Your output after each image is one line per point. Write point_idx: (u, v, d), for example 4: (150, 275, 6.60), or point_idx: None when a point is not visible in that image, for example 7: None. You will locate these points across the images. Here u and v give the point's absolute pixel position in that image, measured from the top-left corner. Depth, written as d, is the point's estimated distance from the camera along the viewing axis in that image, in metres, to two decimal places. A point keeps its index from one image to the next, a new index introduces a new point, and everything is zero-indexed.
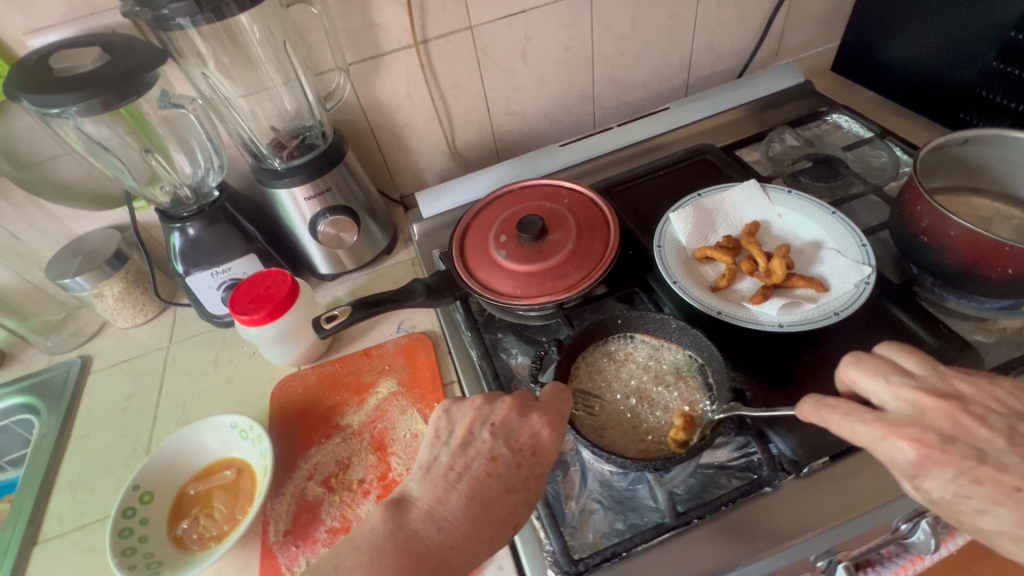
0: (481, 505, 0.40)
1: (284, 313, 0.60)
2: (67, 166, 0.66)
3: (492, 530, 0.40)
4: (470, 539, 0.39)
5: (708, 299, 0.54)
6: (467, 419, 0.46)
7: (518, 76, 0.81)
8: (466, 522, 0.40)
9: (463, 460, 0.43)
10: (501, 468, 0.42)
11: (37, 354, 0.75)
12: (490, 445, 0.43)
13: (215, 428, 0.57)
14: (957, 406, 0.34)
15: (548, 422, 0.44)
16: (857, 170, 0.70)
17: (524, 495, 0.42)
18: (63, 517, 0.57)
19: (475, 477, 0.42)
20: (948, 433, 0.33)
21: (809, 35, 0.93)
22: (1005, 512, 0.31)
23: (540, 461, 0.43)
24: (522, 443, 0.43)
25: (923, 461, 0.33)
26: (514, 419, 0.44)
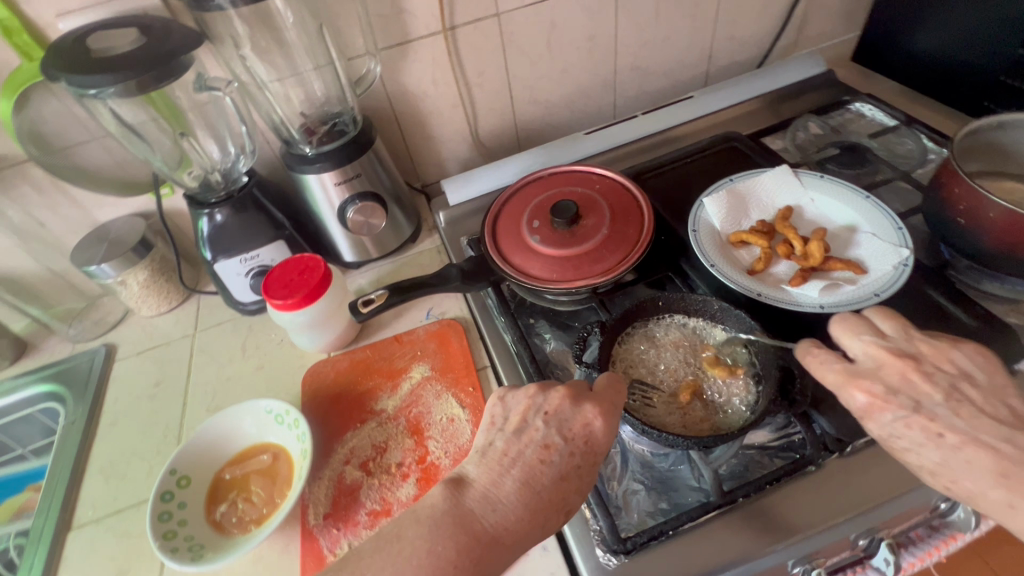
0: (539, 492, 0.39)
1: (318, 297, 0.60)
2: (95, 151, 0.66)
3: (547, 516, 0.39)
4: (525, 524, 0.38)
5: (746, 282, 0.54)
6: (521, 406, 0.44)
7: (543, 64, 0.81)
8: (521, 508, 0.39)
9: (517, 446, 0.41)
10: (554, 456, 0.41)
11: (60, 342, 0.75)
12: (544, 433, 0.41)
13: (252, 412, 0.57)
14: (911, 366, 0.40)
15: (602, 412, 0.42)
16: (883, 157, 0.71)
17: (576, 484, 0.41)
18: (96, 502, 0.57)
19: (529, 463, 0.40)
20: (893, 387, 0.39)
21: (829, 25, 0.93)
22: (929, 450, 0.37)
23: (594, 451, 0.41)
24: (575, 432, 0.42)
25: (870, 406, 0.39)
26: (568, 407, 0.43)
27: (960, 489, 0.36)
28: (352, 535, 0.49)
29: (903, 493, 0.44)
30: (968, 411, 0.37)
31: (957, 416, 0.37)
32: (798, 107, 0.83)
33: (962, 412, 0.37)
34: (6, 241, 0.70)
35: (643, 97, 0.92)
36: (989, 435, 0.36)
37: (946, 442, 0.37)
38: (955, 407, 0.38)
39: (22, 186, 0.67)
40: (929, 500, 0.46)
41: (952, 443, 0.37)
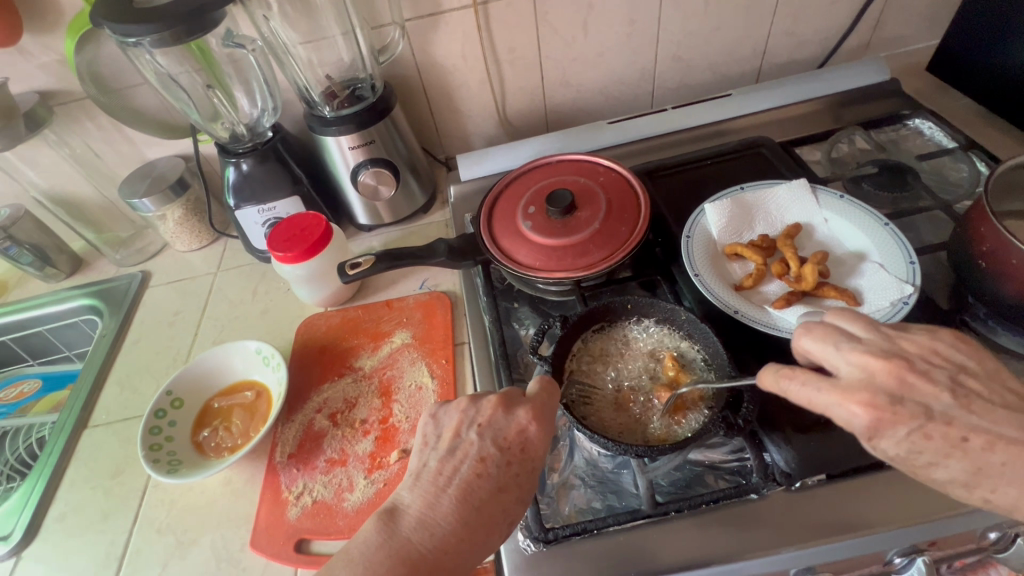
0: (477, 506, 0.38)
1: (317, 254, 0.63)
2: (144, 95, 0.71)
3: (487, 532, 0.38)
4: (463, 543, 0.37)
5: (729, 296, 0.52)
6: (453, 423, 0.42)
7: (577, 47, 0.78)
8: (459, 528, 0.37)
9: (452, 464, 0.40)
10: (491, 468, 0.40)
11: (106, 264, 0.83)
12: (478, 446, 0.40)
13: (243, 352, 0.62)
14: (901, 365, 0.34)
15: (536, 416, 0.41)
16: (929, 183, 0.64)
17: (516, 494, 0.40)
18: (110, 409, 0.65)
19: (465, 480, 0.39)
20: (896, 394, 0.33)
21: (907, 29, 0.84)
22: (953, 463, 0.32)
23: (530, 458, 0.41)
24: (511, 441, 0.41)
25: (876, 425, 0.33)
26: (501, 416, 0.42)
27: (1000, 497, 0.33)
28: (308, 476, 0.53)
29: (850, 537, 0.42)
30: (980, 406, 0.33)
31: (970, 412, 0.33)
32: (851, 117, 0.76)
33: (973, 407, 0.33)
34: (69, 168, 0.79)
35: (684, 90, 0.87)
36: (1007, 427, 0.32)
37: (971, 447, 0.32)
38: (966, 404, 0.33)
39: (84, 120, 0.74)
40: (883, 552, 0.43)
41: (973, 448, 0.32)
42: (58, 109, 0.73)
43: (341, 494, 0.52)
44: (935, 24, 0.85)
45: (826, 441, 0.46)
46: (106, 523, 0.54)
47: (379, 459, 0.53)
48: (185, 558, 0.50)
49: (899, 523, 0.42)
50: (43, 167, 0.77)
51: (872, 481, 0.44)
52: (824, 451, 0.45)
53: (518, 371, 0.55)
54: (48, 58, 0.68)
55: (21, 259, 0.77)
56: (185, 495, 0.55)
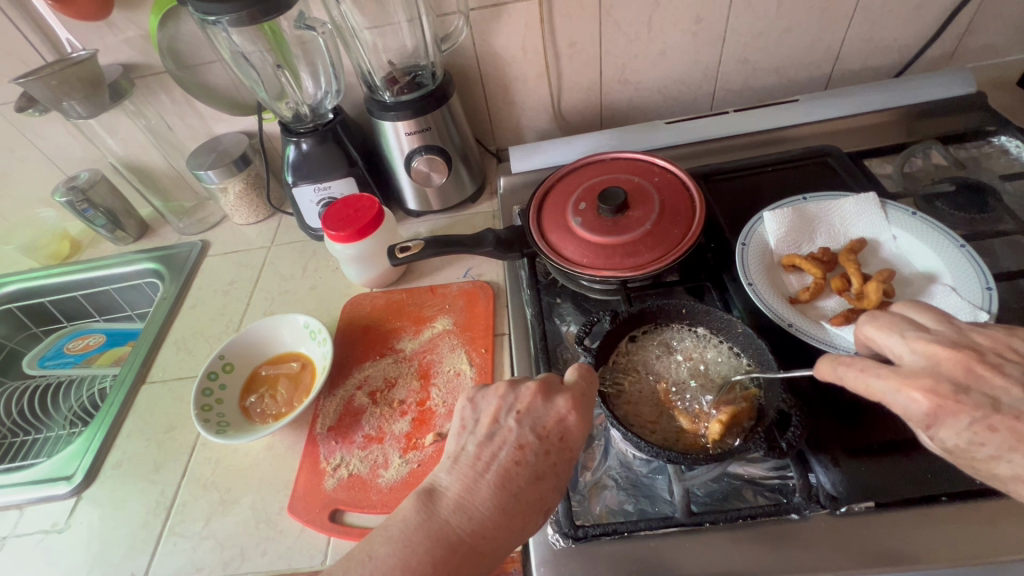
0: (516, 494, 0.38)
1: (368, 235, 0.65)
2: (216, 72, 0.74)
3: (524, 517, 0.38)
4: (501, 527, 0.37)
5: (783, 309, 0.50)
6: (491, 408, 0.43)
7: (639, 44, 0.77)
8: (496, 512, 0.37)
9: (490, 449, 0.40)
10: (530, 456, 0.40)
11: (170, 232, 0.88)
12: (518, 433, 0.40)
13: (291, 324, 0.65)
14: (972, 357, 0.32)
15: (575, 406, 0.41)
16: (1011, 205, 0.60)
17: (553, 481, 0.40)
18: (167, 368, 0.69)
19: (504, 466, 0.39)
20: (961, 383, 0.31)
21: (997, 39, 0.79)
22: (1019, 458, 0.29)
23: (569, 447, 0.41)
24: (548, 430, 0.41)
25: (936, 411, 0.31)
26: (541, 404, 0.42)
27: None
28: (346, 450, 0.55)
29: (899, 569, 0.40)
30: None
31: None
32: (927, 130, 0.72)
33: None
34: (143, 138, 0.83)
35: (747, 93, 0.84)
36: None
37: None
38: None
39: (161, 93, 0.79)
40: None
41: None
42: (138, 82, 0.77)
43: (376, 470, 0.53)
44: None
45: (880, 467, 0.44)
46: (157, 473, 0.58)
47: (415, 440, 0.55)
48: (228, 514, 0.53)
49: (955, 562, 0.40)
50: (119, 135, 0.82)
51: (926, 512, 0.42)
52: (874, 477, 0.43)
53: (558, 367, 0.55)
54: (132, 32, 0.71)
55: (95, 222, 0.82)
56: (230, 455, 0.58)
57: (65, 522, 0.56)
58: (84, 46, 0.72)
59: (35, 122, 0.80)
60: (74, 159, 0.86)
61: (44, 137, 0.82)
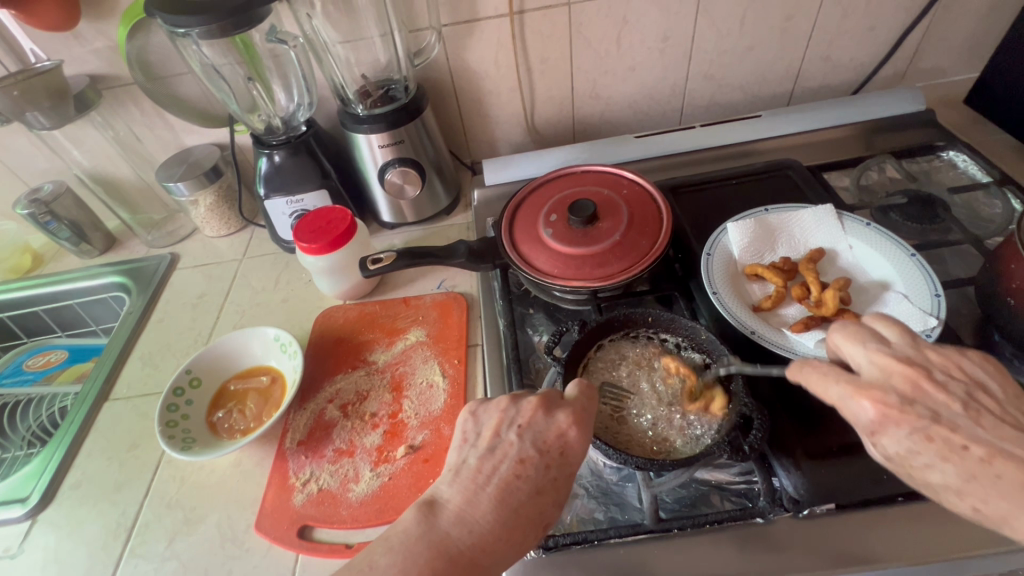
0: (515, 507, 0.38)
1: (340, 246, 0.65)
2: (187, 84, 0.74)
3: (525, 531, 0.37)
4: (499, 542, 0.36)
5: (746, 316, 0.52)
6: (494, 422, 0.42)
7: (609, 60, 0.79)
8: (497, 525, 0.37)
9: (491, 463, 0.39)
10: (530, 469, 0.39)
11: (138, 245, 0.86)
12: (519, 447, 0.40)
13: (261, 337, 0.64)
14: (921, 373, 0.34)
15: (576, 421, 0.41)
16: (960, 216, 0.63)
17: (553, 496, 0.39)
18: (132, 384, 0.67)
19: (504, 480, 0.38)
20: (908, 396, 0.34)
21: (945, 60, 0.83)
22: (950, 468, 0.31)
23: (569, 463, 0.40)
24: (549, 443, 0.40)
25: (881, 420, 0.33)
26: (541, 419, 0.41)
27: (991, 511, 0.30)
28: (316, 464, 0.54)
29: (858, 570, 0.41)
30: (989, 420, 0.32)
31: (981, 427, 0.32)
32: (882, 145, 0.75)
33: (982, 421, 0.32)
34: (111, 149, 0.82)
35: (714, 108, 0.87)
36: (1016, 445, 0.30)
37: (971, 456, 0.31)
38: (977, 417, 0.32)
39: (130, 106, 0.78)
40: None
41: (975, 458, 0.31)
42: (105, 92, 0.76)
43: (347, 485, 0.52)
44: (975, 57, 0.84)
45: (841, 469, 0.45)
46: (119, 493, 0.56)
47: (386, 453, 0.54)
48: (192, 534, 0.51)
49: (914, 561, 0.41)
50: (85, 146, 0.80)
51: (883, 513, 0.43)
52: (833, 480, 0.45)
53: (529, 377, 0.56)
54: (100, 44, 0.71)
55: (59, 234, 0.80)
56: (196, 472, 0.56)
57: (18, 547, 0.53)
58: (49, 56, 0.71)
59: None
60: (38, 171, 0.84)
61: (5, 147, 0.80)
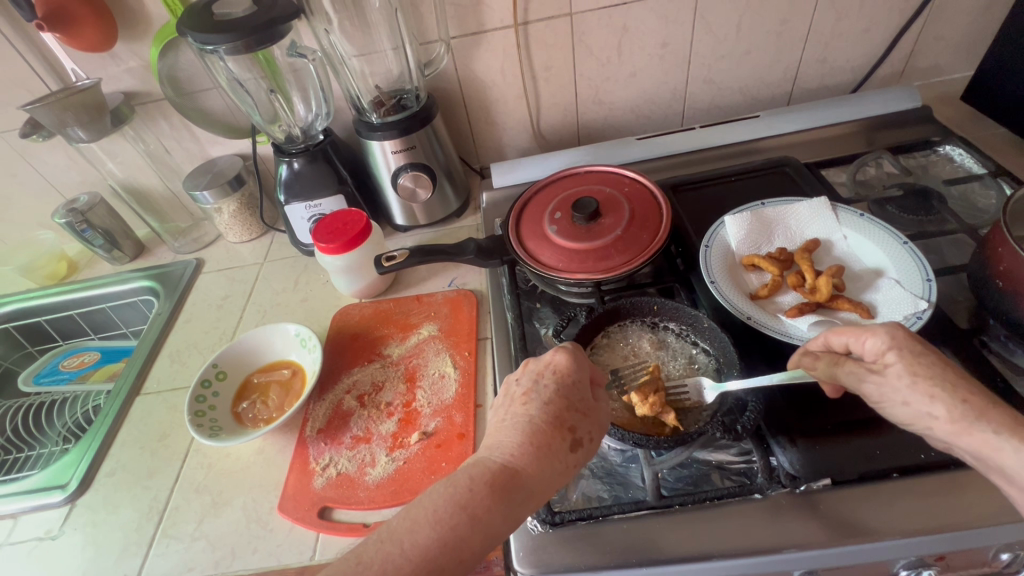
0: (532, 423, 0.41)
1: (356, 246, 0.68)
2: (213, 99, 0.79)
3: (550, 438, 0.40)
4: (527, 449, 0.39)
5: (743, 304, 0.54)
6: (500, 392, 0.47)
7: (611, 66, 0.82)
8: (522, 439, 0.40)
9: (505, 409, 0.44)
10: (535, 395, 0.43)
11: (165, 251, 0.91)
12: (519, 385, 0.44)
13: (282, 334, 0.67)
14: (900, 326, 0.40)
15: (559, 348, 0.46)
16: (955, 207, 0.65)
17: (566, 405, 0.42)
18: (162, 379, 0.71)
19: (516, 412, 0.42)
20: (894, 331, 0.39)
21: (941, 58, 0.85)
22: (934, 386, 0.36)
23: (567, 377, 0.44)
24: (542, 371, 0.45)
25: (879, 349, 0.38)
26: (533, 360, 0.46)
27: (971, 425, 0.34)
28: (334, 450, 0.57)
29: (856, 541, 0.42)
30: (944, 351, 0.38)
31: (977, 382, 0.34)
32: (879, 141, 0.77)
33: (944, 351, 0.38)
34: (142, 162, 0.87)
35: (714, 110, 0.89)
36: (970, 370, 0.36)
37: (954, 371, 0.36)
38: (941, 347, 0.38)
39: (160, 119, 0.83)
40: (890, 561, 0.43)
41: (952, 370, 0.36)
42: (138, 108, 0.81)
43: (364, 468, 0.55)
44: (970, 55, 0.86)
45: (831, 446, 0.47)
46: (150, 480, 0.59)
47: (401, 439, 0.57)
48: (220, 515, 0.55)
49: (907, 532, 0.42)
50: (118, 159, 0.86)
51: (880, 488, 0.44)
52: (830, 457, 0.46)
53: None
54: (134, 62, 0.76)
55: (93, 241, 0.85)
56: (223, 459, 0.60)
57: (59, 528, 0.57)
58: (88, 75, 0.77)
59: (38, 149, 0.84)
60: (74, 183, 0.89)
61: (44, 162, 0.86)
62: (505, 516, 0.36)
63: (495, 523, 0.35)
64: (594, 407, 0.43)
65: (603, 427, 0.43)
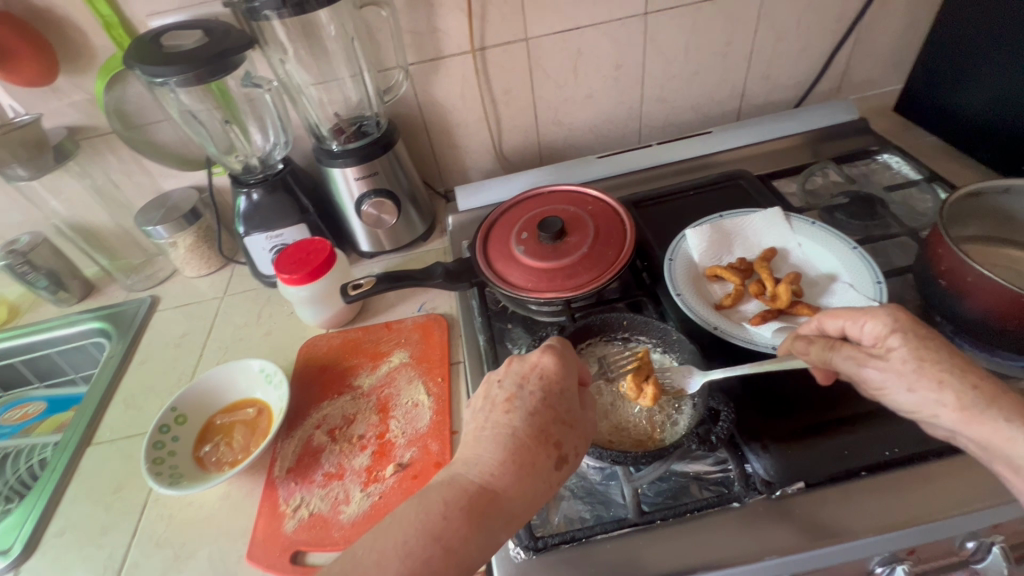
0: (514, 436, 0.40)
1: (320, 276, 0.67)
2: (164, 130, 0.77)
3: (534, 456, 0.39)
4: (507, 470, 0.38)
5: (709, 314, 0.56)
6: (480, 391, 0.45)
7: (568, 88, 0.84)
8: (503, 456, 0.39)
9: (485, 416, 0.42)
10: (519, 403, 0.42)
11: (117, 290, 0.87)
12: (502, 390, 0.43)
13: (246, 370, 0.65)
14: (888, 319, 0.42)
15: (547, 350, 0.44)
16: (897, 212, 0.69)
17: (551, 416, 0.41)
18: (114, 428, 0.66)
19: (498, 422, 0.41)
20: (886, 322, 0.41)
21: (872, 73, 0.92)
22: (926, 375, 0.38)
23: (553, 384, 0.43)
24: (527, 374, 0.43)
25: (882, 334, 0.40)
26: (517, 361, 0.45)
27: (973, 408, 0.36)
28: (306, 490, 0.55)
29: (832, 542, 0.43)
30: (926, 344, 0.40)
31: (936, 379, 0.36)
32: (824, 152, 0.81)
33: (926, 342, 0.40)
34: (89, 198, 0.83)
35: (669, 128, 0.93)
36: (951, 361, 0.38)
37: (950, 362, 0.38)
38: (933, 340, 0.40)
39: (107, 153, 0.80)
40: (866, 558, 0.44)
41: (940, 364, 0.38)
42: (83, 143, 0.78)
43: (338, 507, 0.53)
44: (898, 70, 0.92)
45: (802, 450, 0.48)
46: (105, 537, 0.55)
47: (375, 473, 0.55)
48: (183, 570, 0.51)
49: (881, 530, 0.43)
50: (62, 195, 0.82)
51: (851, 488, 0.46)
52: (801, 460, 0.47)
53: None
54: (78, 96, 0.73)
55: (35, 284, 0.80)
56: (185, 508, 0.56)
57: None
58: (28, 110, 0.73)
59: None
60: (14, 223, 0.84)
61: None
62: (480, 543, 0.36)
63: (470, 551, 0.35)
64: (580, 418, 0.43)
65: (589, 439, 0.43)
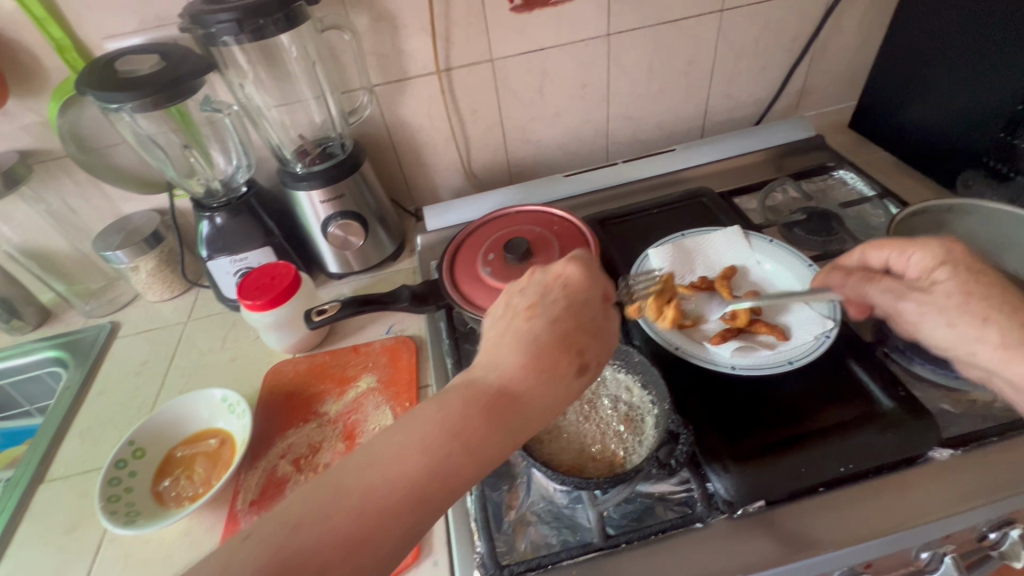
0: (537, 340, 0.38)
1: (283, 302, 0.66)
2: (122, 153, 0.75)
3: (558, 363, 0.38)
4: (530, 375, 0.37)
5: (671, 334, 0.56)
6: (500, 300, 0.43)
7: (535, 107, 0.85)
8: (524, 359, 0.38)
9: (505, 321, 0.41)
10: (542, 308, 0.40)
11: (74, 316, 0.84)
12: (524, 299, 0.41)
13: (207, 400, 0.63)
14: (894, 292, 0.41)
15: (573, 263, 0.43)
16: (852, 227, 0.71)
17: (575, 322, 0.40)
18: (70, 463, 0.64)
19: (519, 328, 0.40)
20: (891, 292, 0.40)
21: (828, 91, 0.95)
22: None
23: (575, 294, 0.41)
24: (551, 283, 0.42)
25: None
26: (539, 272, 0.43)
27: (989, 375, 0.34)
28: None
29: (793, 560, 0.44)
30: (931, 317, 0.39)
31: None
32: (784, 168, 0.84)
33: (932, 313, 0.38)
34: (44, 223, 0.81)
35: (635, 144, 0.94)
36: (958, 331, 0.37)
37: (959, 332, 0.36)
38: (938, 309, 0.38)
39: (63, 177, 0.77)
40: (825, 572, 0.45)
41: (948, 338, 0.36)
42: (37, 167, 0.76)
43: None
44: (852, 88, 0.95)
45: (763, 467, 0.48)
46: None
47: None
48: None
49: (840, 545, 0.44)
50: (15, 221, 0.79)
51: (810, 504, 0.47)
52: (762, 477, 0.47)
53: None
54: (30, 119, 0.71)
55: None
56: (143, 547, 0.54)
57: None
58: None
59: None
60: None
61: None
62: (500, 443, 0.36)
63: (489, 451, 0.35)
64: (605, 328, 0.41)
65: (613, 348, 0.41)
